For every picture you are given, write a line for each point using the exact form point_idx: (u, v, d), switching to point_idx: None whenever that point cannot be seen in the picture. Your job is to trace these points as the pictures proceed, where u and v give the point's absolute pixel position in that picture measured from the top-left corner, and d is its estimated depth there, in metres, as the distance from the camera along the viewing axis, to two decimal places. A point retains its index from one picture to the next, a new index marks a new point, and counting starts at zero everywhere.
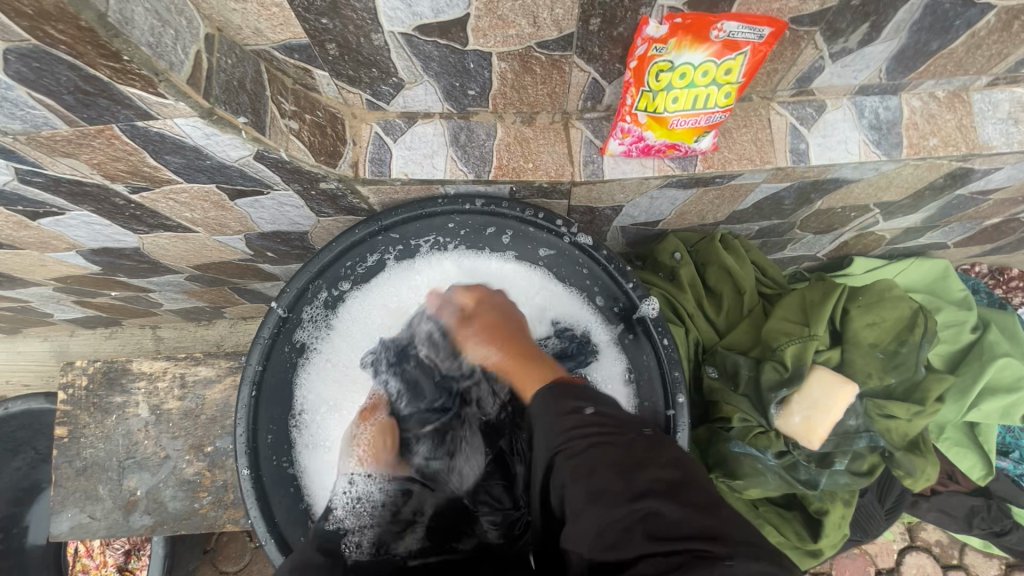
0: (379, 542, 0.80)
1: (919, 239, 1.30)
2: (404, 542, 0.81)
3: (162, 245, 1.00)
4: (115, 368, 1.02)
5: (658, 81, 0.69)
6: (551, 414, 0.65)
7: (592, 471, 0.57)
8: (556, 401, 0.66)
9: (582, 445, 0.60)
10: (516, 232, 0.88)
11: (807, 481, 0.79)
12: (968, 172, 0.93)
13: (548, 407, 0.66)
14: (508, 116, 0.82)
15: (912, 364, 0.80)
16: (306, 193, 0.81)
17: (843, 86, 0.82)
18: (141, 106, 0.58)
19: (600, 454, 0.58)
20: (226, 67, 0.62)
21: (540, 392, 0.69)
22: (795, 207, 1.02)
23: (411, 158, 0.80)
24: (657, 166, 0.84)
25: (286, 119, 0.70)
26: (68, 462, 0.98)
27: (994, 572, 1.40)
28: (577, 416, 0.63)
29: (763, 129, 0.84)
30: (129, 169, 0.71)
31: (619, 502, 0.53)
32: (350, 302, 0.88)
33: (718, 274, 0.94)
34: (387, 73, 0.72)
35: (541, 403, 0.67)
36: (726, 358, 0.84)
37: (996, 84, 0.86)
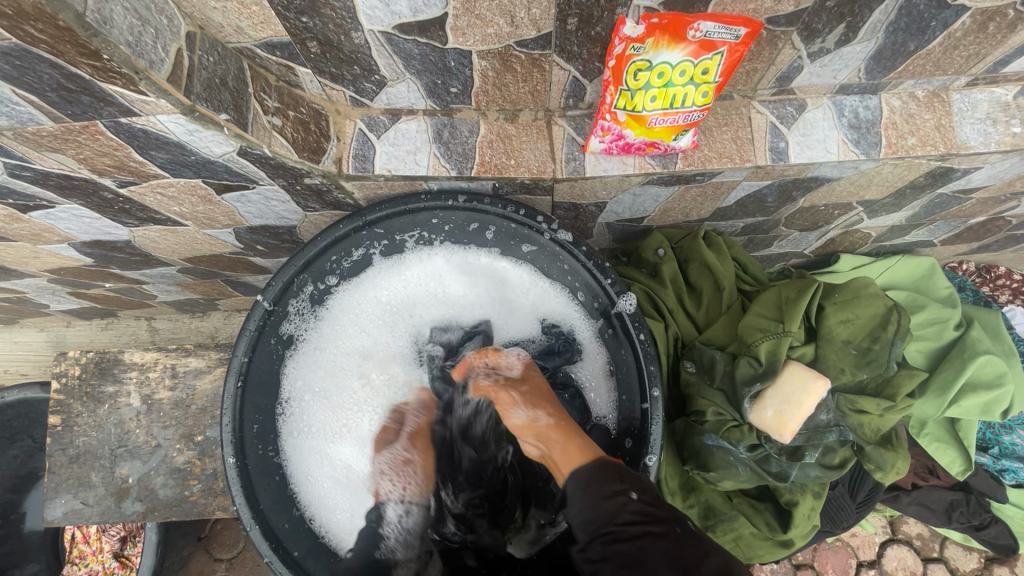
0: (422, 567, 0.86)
1: (905, 237, 1.31)
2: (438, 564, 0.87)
3: (153, 238, 1.02)
4: (107, 358, 1.04)
5: (637, 80, 0.70)
6: (595, 499, 0.68)
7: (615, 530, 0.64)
8: (591, 481, 0.69)
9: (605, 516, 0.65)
10: (499, 228, 0.89)
11: (778, 473, 0.81)
12: (948, 171, 0.93)
13: (592, 493, 0.68)
14: (491, 113, 0.83)
15: (885, 361, 0.81)
16: (292, 188, 0.82)
17: (823, 85, 0.83)
18: (122, 103, 0.59)
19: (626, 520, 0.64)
20: (208, 65, 0.63)
21: (578, 475, 0.71)
22: (778, 205, 1.04)
23: (394, 154, 0.81)
24: (638, 164, 0.86)
25: (269, 115, 0.71)
26: (62, 450, 1.01)
27: (974, 565, 1.43)
28: (623, 500, 0.66)
29: (743, 128, 0.85)
30: (116, 164, 0.72)
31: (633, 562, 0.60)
32: (337, 296, 0.90)
33: (699, 270, 0.96)
34: (369, 71, 0.73)
35: (583, 486, 0.70)
36: (703, 353, 0.87)
37: (975, 84, 0.86)
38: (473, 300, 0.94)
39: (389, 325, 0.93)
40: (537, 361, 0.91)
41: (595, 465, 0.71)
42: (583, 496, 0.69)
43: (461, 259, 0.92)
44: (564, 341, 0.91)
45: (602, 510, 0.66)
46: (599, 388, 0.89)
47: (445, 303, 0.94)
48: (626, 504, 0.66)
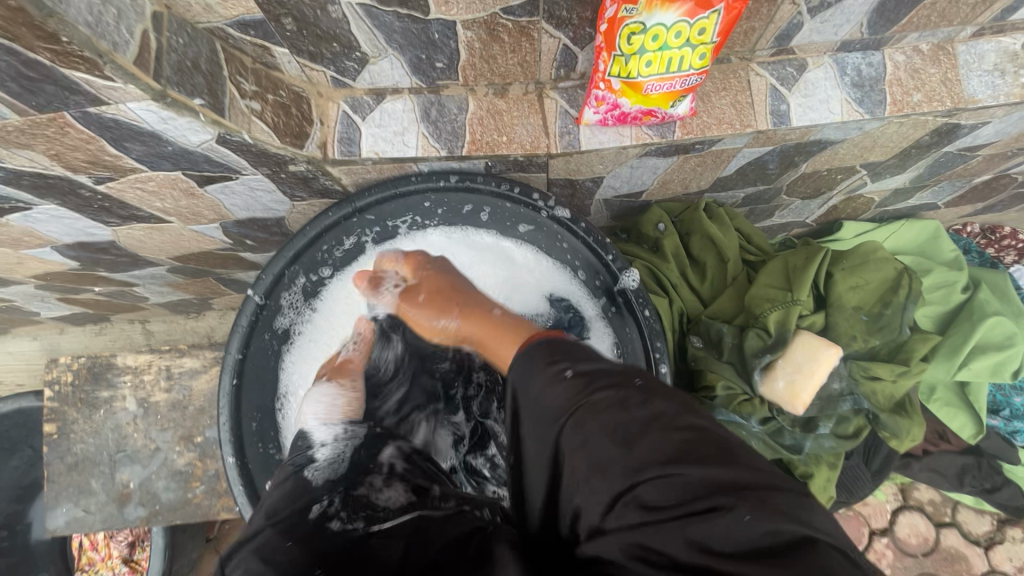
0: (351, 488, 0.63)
1: (909, 201, 1.28)
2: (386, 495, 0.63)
3: (138, 237, 0.99)
4: (99, 363, 1.01)
5: (630, 44, 0.67)
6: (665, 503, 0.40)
7: (586, 427, 0.47)
8: (537, 361, 0.55)
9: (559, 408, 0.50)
10: (493, 209, 0.86)
11: (791, 446, 0.80)
12: (954, 128, 0.90)
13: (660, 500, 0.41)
14: (479, 88, 0.79)
15: (897, 325, 0.80)
16: (276, 176, 0.79)
17: (824, 43, 0.80)
18: (89, 91, 0.56)
19: (601, 417, 0.47)
20: (178, 47, 0.60)
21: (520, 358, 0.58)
22: (779, 171, 1.00)
23: (381, 136, 0.78)
24: (635, 135, 0.82)
25: (247, 99, 0.68)
26: (59, 458, 0.98)
27: (985, 528, 1.42)
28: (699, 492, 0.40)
29: (742, 91, 0.81)
30: (90, 159, 0.69)
31: (619, 479, 0.43)
32: (330, 286, 0.87)
33: (702, 243, 0.93)
34: (349, 47, 0.70)
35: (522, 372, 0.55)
36: (710, 327, 0.84)
37: (982, 35, 0.83)
38: (474, 282, 0.91)
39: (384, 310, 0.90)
40: None
41: (536, 346, 0.57)
42: (535, 376, 0.53)
43: (456, 242, 0.89)
44: (572, 314, 0.88)
45: (554, 401, 0.50)
46: None
47: None
48: (641, 399, 0.46)
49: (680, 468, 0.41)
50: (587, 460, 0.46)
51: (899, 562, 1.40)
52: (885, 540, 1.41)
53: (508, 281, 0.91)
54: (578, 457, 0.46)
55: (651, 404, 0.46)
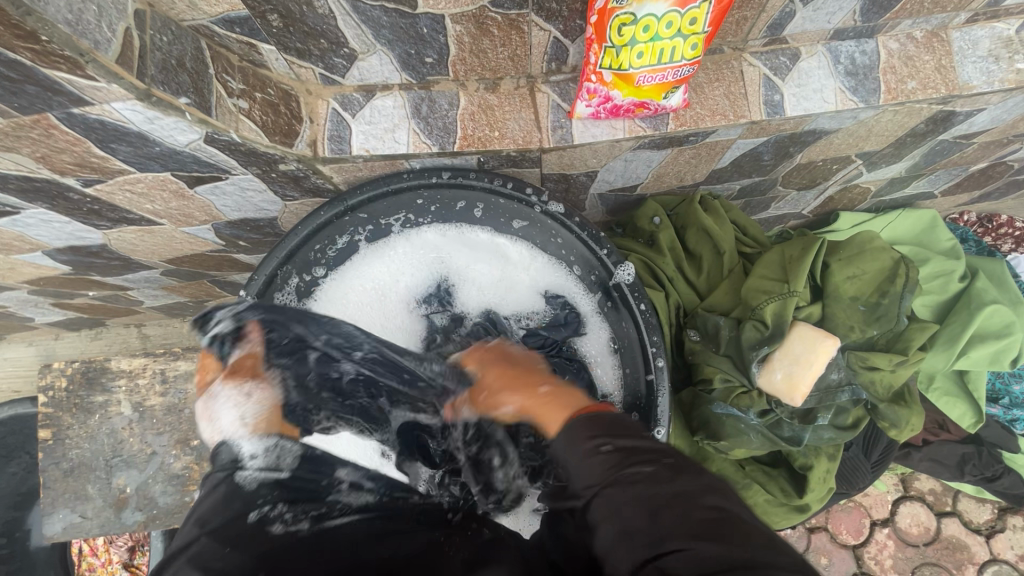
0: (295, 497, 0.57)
1: (905, 190, 1.28)
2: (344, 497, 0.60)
3: (130, 240, 0.98)
4: (94, 367, 1.00)
5: (621, 36, 0.66)
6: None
7: (616, 496, 0.49)
8: (583, 430, 0.57)
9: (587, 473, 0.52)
10: (487, 205, 0.85)
11: (791, 438, 0.79)
12: (950, 115, 0.90)
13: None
14: (470, 83, 0.79)
15: (895, 315, 0.78)
16: (267, 176, 0.78)
17: (817, 32, 0.80)
18: (72, 91, 0.55)
19: (635, 491, 0.48)
20: (161, 45, 0.59)
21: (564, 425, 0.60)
22: (774, 162, 1.00)
23: (372, 133, 0.77)
24: (628, 127, 0.81)
25: (234, 98, 0.67)
26: (55, 464, 0.98)
27: (986, 516, 1.42)
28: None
29: (735, 82, 0.81)
30: (77, 161, 0.68)
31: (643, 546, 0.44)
32: (323, 287, 0.86)
33: (697, 236, 0.92)
34: (337, 44, 0.69)
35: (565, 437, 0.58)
36: (707, 320, 0.83)
37: (976, 21, 0.82)
38: (468, 281, 0.90)
39: (377, 311, 0.88)
40: (541, 331, 0.85)
41: (582, 417, 0.58)
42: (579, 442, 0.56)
43: (449, 239, 0.88)
44: (569, 311, 0.87)
45: (590, 473, 0.52)
46: (604, 364, 0.86)
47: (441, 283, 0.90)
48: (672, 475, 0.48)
49: (689, 536, 0.42)
50: (623, 529, 0.46)
51: (901, 552, 1.39)
52: (886, 531, 1.41)
53: (503, 279, 0.89)
54: (605, 522, 0.48)
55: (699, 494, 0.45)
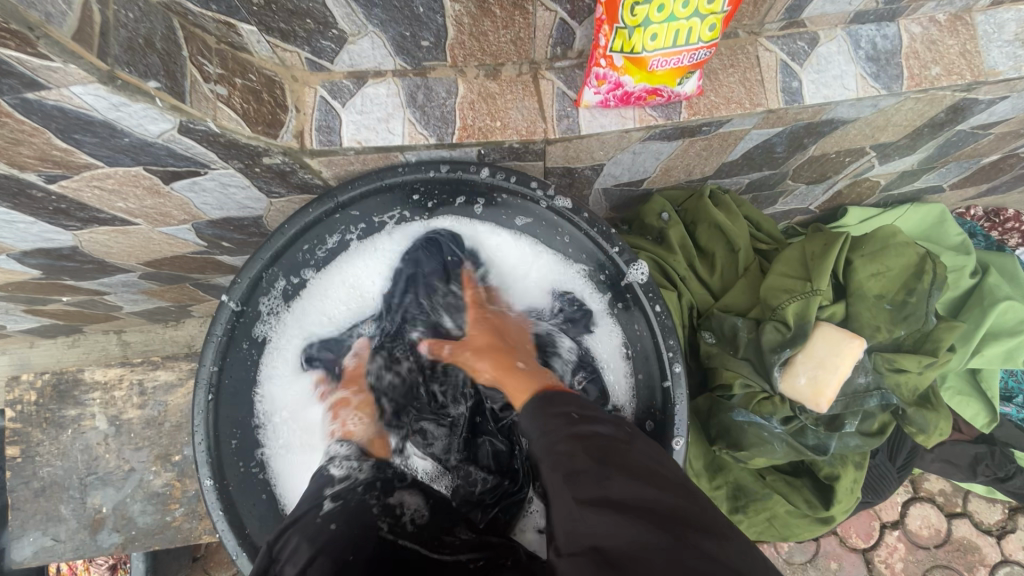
0: (392, 500, 0.66)
1: (915, 184, 1.24)
2: (414, 504, 0.67)
3: (103, 242, 0.91)
4: (65, 379, 0.93)
5: (634, 16, 0.61)
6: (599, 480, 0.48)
7: (574, 445, 0.53)
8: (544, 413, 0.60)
9: (566, 450, 0.53)
10: (488, 201, 0.80)
11: (816, 447, 0.74)
12: (971, 103, 0.85)
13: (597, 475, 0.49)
14: (469, 70, 0.73)
15: (923, 314, 0.73)
16: (250, 171, 0.72)
17: (836, 15, 0.75)
18: (23, 72, 0.48)
19: (594, 444, 0.53)
20: (127, 22, 0.53)
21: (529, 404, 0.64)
22: (787, 155, 0.95)
23: (363, 123, 0.71)
24: (638, 117, 0.76)
25: (211, 84, 0.61)
26: (24, 483, 0.91)
27: (997, 516, 1.39)
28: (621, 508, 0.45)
29: (751, 68, 0.76)
30: (36, 154, 0.62)
31: (593, 487, 0.48)
32: (312, 290, 0.81)
33: (709, 232, 0.87)
34: (325, 25, 0.63)
35: (529, 416, 0.62)
36: (723, 321, 0.78)
37: (1001, 3, 0.78)
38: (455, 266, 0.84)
39: (357, 313, 0.85)
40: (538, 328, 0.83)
41: (547, 395, 0.63)
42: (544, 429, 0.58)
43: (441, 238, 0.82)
44: (576, 307, 0.82)
45: (555, 428, 0.57)
46: (615, 368, 0.80)
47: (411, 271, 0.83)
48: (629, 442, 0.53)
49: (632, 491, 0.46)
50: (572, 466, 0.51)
51: (912, 555, 1.36)
52: (897, 534, 1.38)
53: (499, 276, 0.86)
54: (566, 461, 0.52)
55: (643, 444, 0.54)
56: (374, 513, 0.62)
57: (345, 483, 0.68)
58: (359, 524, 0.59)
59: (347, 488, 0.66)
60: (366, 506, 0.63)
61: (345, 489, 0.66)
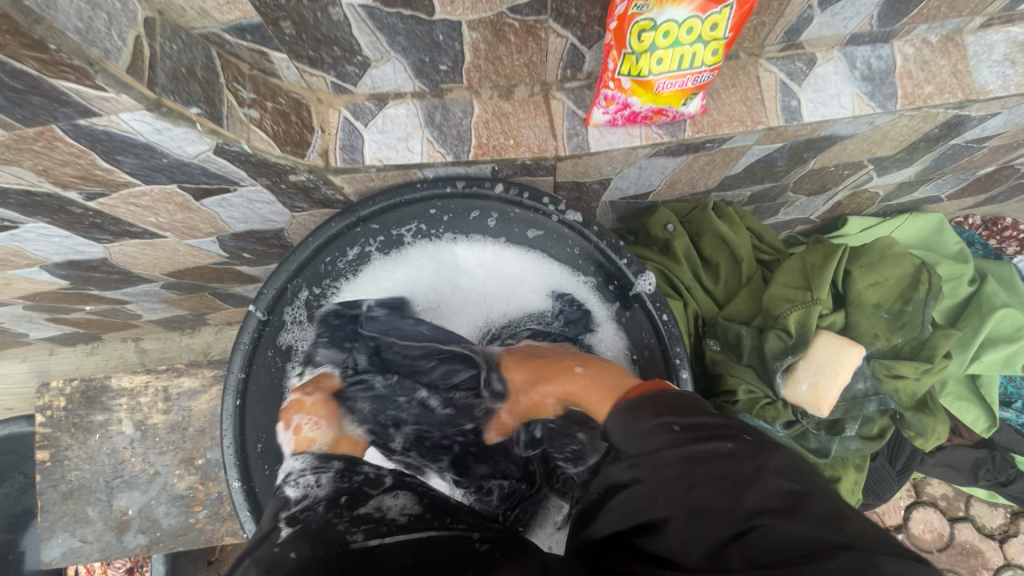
0: None
1: (913, 194, 1.28)
2: None
3: (131, 254, 0.95)
4: (93, 386, 0.97)
5: (641, 42, 0.65)
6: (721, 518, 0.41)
7: (687, 469, 0.46)
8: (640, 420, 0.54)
9: (676, 474, 0.47)
10: (502, 215, 0.83)
11: (818, 449, 0.77)
12: (964, 119, 0.89)
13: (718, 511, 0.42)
14: (484, 91, 0.77)
15: (919, 323, 0.76)
16: (276, 187, 0.76)
17: (833, 37, 0.79)
18: (79, 101, 0.52)
19: (712, 468, 0.45)
20: (172, 54, 0.57)
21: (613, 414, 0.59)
22: (788, 168, 0.99)
23: (385, 143, 0.75)
24: (645, 134, 0.80)
25: (245, 107, 0.65)
26: (54, 486, 0.94)
27: (1000, 521, 1.41)
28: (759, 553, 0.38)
29: (752, 88, 0.80)
30: (80, 173, 0.66)
31: (726, 522, 0.41)
32: (332, 299, 0.83)
33: (713, 243, 0.91)
34: (350, 51, 0.67)
35: (617, 425, 0.56)
36: (727, 329, 0.81)
37: (990, 25, 0.82)
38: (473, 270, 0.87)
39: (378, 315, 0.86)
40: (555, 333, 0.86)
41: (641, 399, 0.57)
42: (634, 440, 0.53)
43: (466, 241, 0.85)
44: (576, 308, 0.86)
45: (658, 445, 0.50)
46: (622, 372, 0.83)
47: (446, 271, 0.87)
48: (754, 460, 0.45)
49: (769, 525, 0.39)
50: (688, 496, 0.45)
51: None
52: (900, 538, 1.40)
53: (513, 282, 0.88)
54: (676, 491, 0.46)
55: (779, 465, 0.44)
56: (341, 530, 0.52)
57: (301, 503, 0.57)
58: (325, 545, 0.49)
59: (312, 501, 0.57)
60: (330, 526, 0.52)
61: (303, 508, 0.56)
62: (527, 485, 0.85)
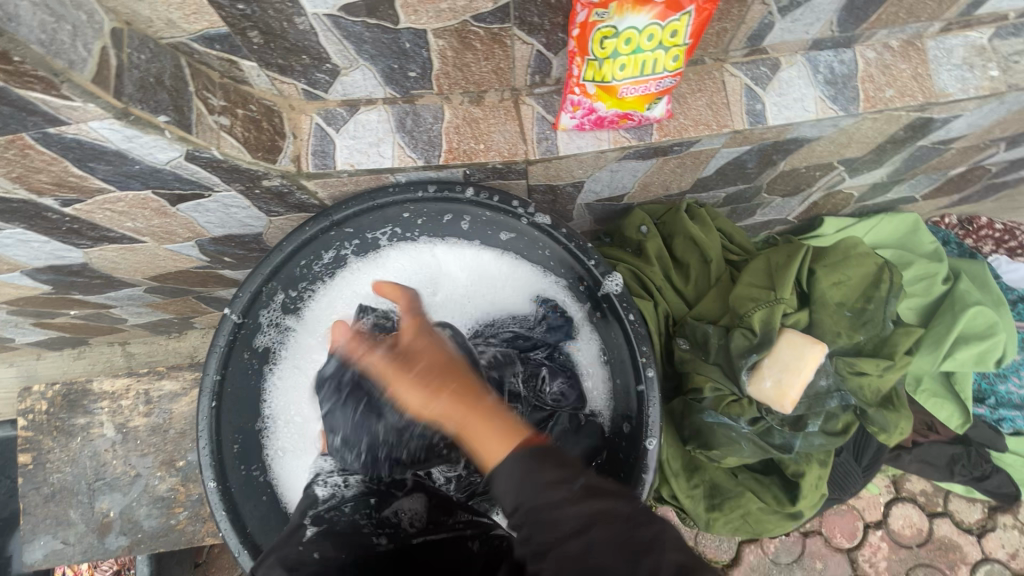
0: None
1: (887, 194, 1.30)
2: None
3: (112, 258, 0.96)
4: (75, 390, 0.98)
5: (603, 48, 0.67)
6: None
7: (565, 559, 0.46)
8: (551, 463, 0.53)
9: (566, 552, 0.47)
10: (474, 218, 0.85)
11: (782, 446, 0.79)
12: (927, 122, 0.91)
13: None
14: (455, 96, 0.79)
15: (880, 320, 0.79)
16: (250, 192, 0.77)
17: (795, 42, 0.81)
18: (47, 111, 0.54)
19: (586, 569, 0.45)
20: (139, 63, 0.58)
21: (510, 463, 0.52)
22: (759, 170, 1.01)
23: (356, 148, 0.76)
24: (613, 138, 0.82)
25: (215, 115, 0.66)
26: (36, 489, 0.95)
27: (978, 516, 1.43)
28: None
29: (717, 92, 0.82)
30: (54, 180, 0.67)
31: None
32: (309, 303, 0.85)
33: (684, 244, 0.92)
34: (319, 59, 0.69)
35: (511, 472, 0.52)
36: (695, 328, 0.83)
37: (950, 30, 0.84)
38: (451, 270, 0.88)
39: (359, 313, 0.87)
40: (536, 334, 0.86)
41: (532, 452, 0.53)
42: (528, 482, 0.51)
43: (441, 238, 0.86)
44: (559, 315, 0.86)
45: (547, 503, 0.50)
46: (595, 375, 0.85)
47: (428, 269, 0.87)
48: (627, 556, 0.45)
49: None
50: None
51: (895, 554, 1.40)
52: (880, 533, 1.42)
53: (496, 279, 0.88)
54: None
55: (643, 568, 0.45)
56: (367, 532, 0.60)
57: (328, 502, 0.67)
58: (349, 545, 0.58)
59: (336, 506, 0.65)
60: (355, 528, 0.60)
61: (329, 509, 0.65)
62: (484, 482, 0.80)
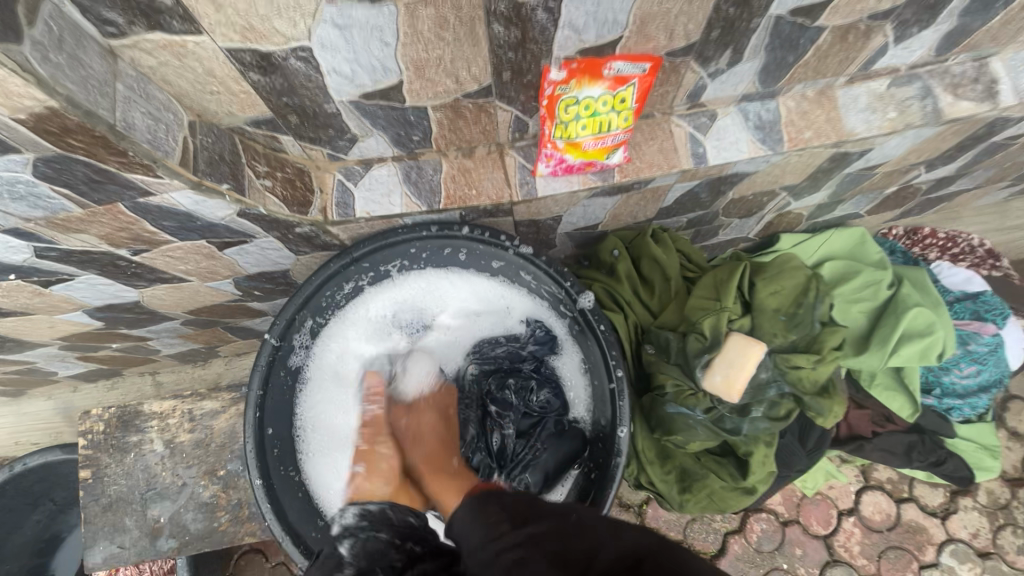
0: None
1: (834, 212, 1.47)
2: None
3: (160, 296, 1.12)
4: (128, 412, 1.13)
5: (568, 113, 0.86)
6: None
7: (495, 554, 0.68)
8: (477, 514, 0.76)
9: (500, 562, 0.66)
10: (470, 251, 1.00)
11: (733, 429, 0.94)
12: (846, 155, 1.08)
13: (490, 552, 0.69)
14: (450, 152, 0.96)
15: (809, 322, 0.95)
16: (284, 237, 0.94)
17: (727, 97, 0.99)
18: (141, 186, 0.70)
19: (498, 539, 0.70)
20: (208, 145, 0.75)
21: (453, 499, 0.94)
22: (711, 199, 1.18)
23: (371, 199, 0.94)
24: (582, 181, 0.99)
25: (261, 179, 0.83)
26: (95, 500, 1.09)
27: (940, 500, 1.56)
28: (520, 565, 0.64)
29: (666, 140, 0.99)
30: (131, 236, 0.84)
31: None
32: (331, 327, 1.00)
33: (650, 264, 1.09)
34: (342, 131, 0.86)
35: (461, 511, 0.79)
36: (658, 336, 0.99)
37: (854, 81, 1.02)
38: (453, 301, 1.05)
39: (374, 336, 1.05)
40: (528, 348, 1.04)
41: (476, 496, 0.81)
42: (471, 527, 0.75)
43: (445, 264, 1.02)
44: (544, 332, 1.03)
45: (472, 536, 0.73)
46: (576, 382, 1.01)
47: (433, 294, 1.05)
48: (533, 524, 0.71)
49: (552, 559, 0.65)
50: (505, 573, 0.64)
51: (867, 538, 1.53)
52: (852, 520, 1.55)
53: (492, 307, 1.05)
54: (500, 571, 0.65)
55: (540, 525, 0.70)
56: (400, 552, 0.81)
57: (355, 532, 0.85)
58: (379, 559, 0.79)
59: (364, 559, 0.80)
60: (388, 553, 0.81)
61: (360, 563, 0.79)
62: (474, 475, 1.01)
